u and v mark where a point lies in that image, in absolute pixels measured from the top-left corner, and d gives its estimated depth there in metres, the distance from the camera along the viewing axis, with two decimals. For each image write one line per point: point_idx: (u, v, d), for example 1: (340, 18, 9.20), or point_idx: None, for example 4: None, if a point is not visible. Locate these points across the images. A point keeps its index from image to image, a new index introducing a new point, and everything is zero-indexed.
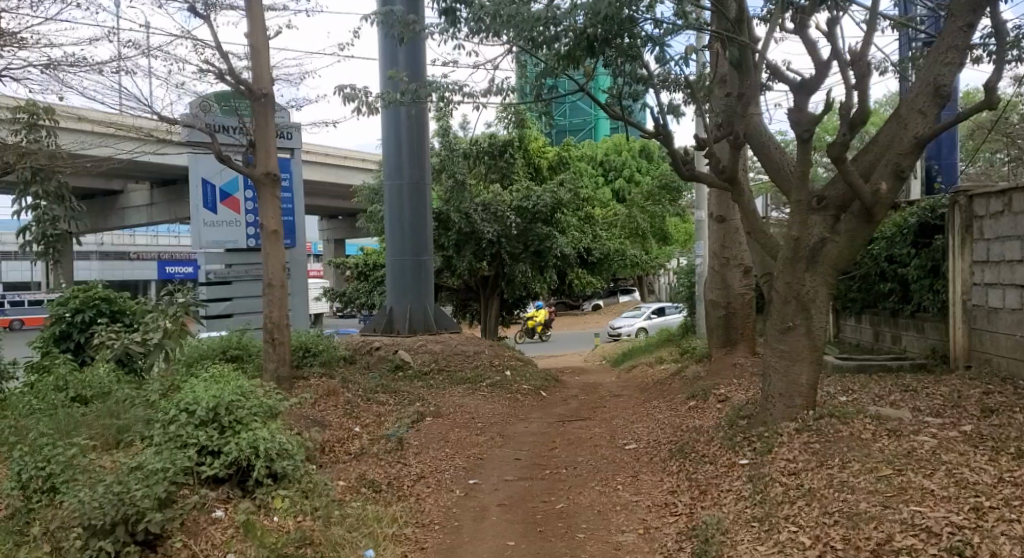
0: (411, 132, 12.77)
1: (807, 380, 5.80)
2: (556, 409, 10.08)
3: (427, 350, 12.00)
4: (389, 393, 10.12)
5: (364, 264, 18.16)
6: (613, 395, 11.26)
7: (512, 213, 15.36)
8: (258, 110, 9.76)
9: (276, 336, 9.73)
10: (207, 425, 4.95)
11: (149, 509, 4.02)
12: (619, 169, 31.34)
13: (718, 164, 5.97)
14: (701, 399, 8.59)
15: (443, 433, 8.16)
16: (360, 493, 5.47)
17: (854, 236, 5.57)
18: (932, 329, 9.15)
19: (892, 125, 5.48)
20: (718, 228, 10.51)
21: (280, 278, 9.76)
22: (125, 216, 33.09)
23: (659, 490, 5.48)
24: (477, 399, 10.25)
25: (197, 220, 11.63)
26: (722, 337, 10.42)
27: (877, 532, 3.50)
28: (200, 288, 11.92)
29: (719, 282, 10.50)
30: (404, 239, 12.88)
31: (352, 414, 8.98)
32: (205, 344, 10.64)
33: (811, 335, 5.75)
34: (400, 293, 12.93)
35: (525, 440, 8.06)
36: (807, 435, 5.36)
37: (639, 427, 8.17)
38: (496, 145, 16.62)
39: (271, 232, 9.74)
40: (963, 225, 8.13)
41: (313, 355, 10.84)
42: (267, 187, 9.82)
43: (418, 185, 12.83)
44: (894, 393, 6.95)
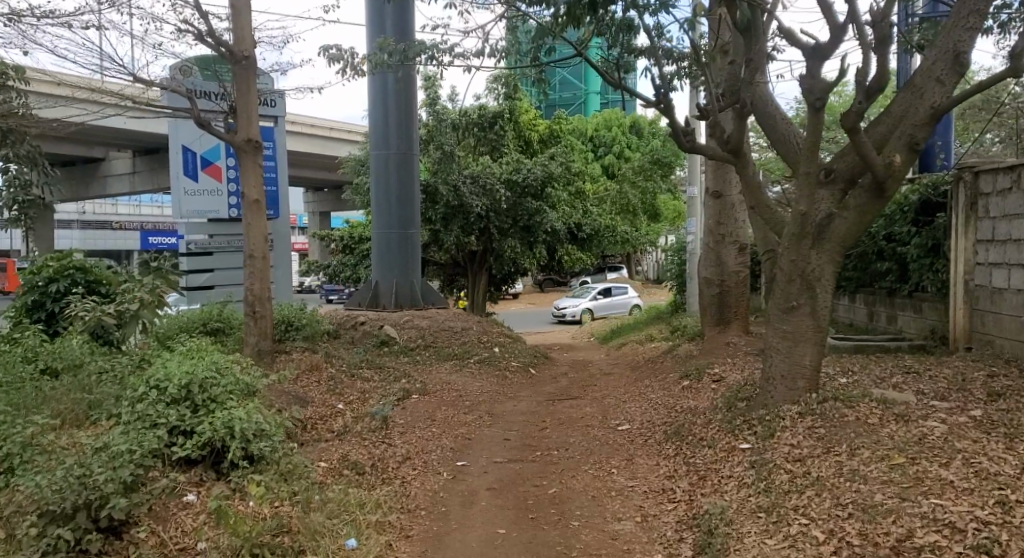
0: (399, 99, 12.36)
1: (811, 362, 5.55)
2: (545, 388, 9.86)
3: (414, 326, 11.71)
4: (373, 369, 9.86)
5: (349, 237, 17.79)
6: (602, 373, 11.05)
7: (501, 186, 15.01)
8: (239, 74, 9.35)
9: (257, 309, 9.41)
10: (179, 404, 4.66)
11: (113, 493, 3.70)
12: (609, 145, 31.02)
13: (723, 135, 5.65)
14: (695, 378, 8.38)
15: (430, 411, 7.92)
16: (342, 475, 5.20)
17: (864, 212, 5.30)
18: (931, 310, 8.95)
19: (907, 95, 5.19)
20: (714, 203, 10.22)
21: (262, 250, 9.43)
22: (107, 185, 32.49)
23: (656, 475, 5.24)
24: (464, 376, 10.00)
25: (177, 189, 11.28)
26: (715, 316, 10.18)
27: (896, 527, 3.28)
28: (180, 258, 11.51)
29: (714, 260, 10.23)
30: (391, 211, 12.52)
31: (335, 391, 8.71)
32: (183, 317, 10.28)
33: (816, 315, 5.49)
34: (386, 267, 12.60)
35: (514, 419, 7.83)
36: (812, 419, 5.12)
37: (631, 407, 7.95)
38: (486, 116, 16.21)
39: (252, 201, 9.39)
40: (968, 202, 7.90)
41: (296, 330, 10.48)
42: (249, 155, 9.44)
43: (405, 155, 12.45)
44: (896, 375, 6.74)
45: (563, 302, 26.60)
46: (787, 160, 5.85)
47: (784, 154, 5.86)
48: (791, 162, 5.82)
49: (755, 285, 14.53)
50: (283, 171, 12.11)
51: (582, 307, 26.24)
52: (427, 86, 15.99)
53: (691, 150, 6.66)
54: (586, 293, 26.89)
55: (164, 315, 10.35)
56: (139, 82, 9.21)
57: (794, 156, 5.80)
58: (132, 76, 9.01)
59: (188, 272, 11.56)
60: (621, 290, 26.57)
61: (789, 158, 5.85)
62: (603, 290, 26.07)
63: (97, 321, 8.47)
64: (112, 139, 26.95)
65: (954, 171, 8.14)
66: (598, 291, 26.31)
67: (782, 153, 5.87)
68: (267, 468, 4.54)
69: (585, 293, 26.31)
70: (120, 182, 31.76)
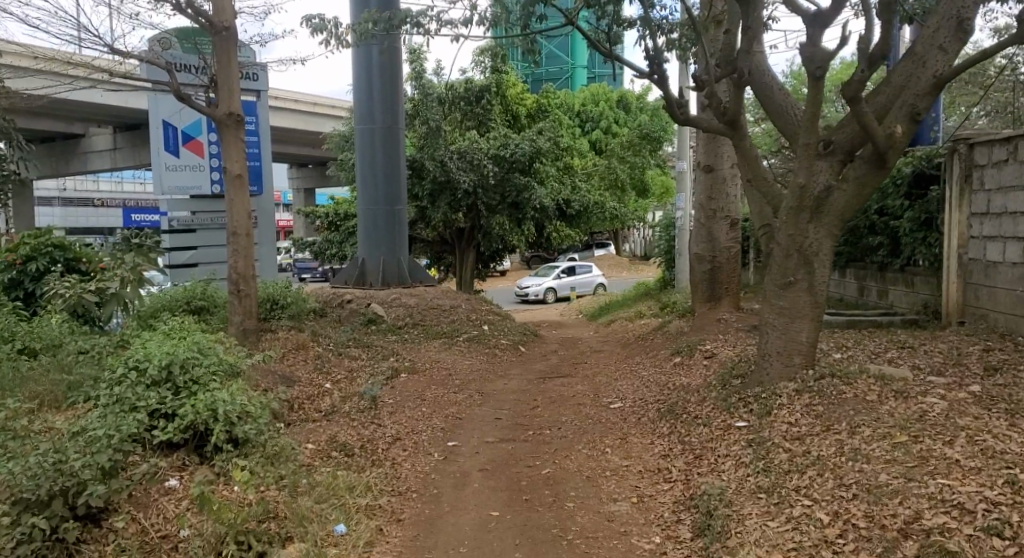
0: (384, 72, 12.10)
1: (808, 338, 5.45)
2: (536, 365, 9.76)
3: (402, 303, 11.55)
4: (361, 348, 9.74)
5: (334, 214, 17.54)
6: (593, 351, 10.96)
7: (489, 161, 14.80)
8: (219, 45, 9.08)
9: (241, 287, 9.22)
10: (159, 385, 4.50)
11: (91, 480, 3.55)
12: (596, 120, 30.69)
13: (719, 106, 5.50)
14: (687, 355, 8.29)
15: (419, 391, 7.79)
16: (331, 457, 5.07)
17: (863, 184, 5.19)
18: (924, 284, 8.89)
19: (908, 64, 5.06)
20: (705, 178, 10.08)
21: (245, 226, 9.22)
22: (87, 161, 31.96)
23: (650, 454, 5.14)
24: (453, 355, 9.88)
25: (158, 164, 11.07)
26: (706, 292, 10.08)
27: (903, 508, 3.20)
28: (163, 236, 11.25)
29: (705, 235, 10.11)
30: (377, 187, 12.30)
31: (323, 370, 8.57)
32: (165, 296, 10.07)
33: (813, 291, 5.39)
34: (373, 243, 12.40)
35: (505, 398, 7.72)
36: (809, 396, 5.02)
37: (623, 385, 7.85)
38: (473, 90, 16.02)
39: (235, 177, 9.17)
40: (962, 175, 7.80)
41: (282, 309, 10.29)
42: (230, 129, 9.20)
43: (391, 130, 12.21)
44: (891, 350, 6.68)
45: (525, 281, 25.82)
46: (784, 132, 5.72)
47: (782, 126, 5.73)
48: (788, 134, 5.68)
49: (745, 260, 14.51)
50: (267, 146, 11.86)
51: (546, 286, 25.61)
52: (412, 60, 15.70)
53: (685, 123, 6.50)
54: (550, 272, 26.18)
55: (147, 293, 10.14)
56: (116, 54, 8.92)
57: (791, 127, 5.67)
58: (109, 48, 8.73)
59: (171, 250, 11.35)
60: (586, 268, 25.99)
61: (786, 129, 5.71)
62: (568, 268, 25.49)
63: (76, 300, 8.26)
64: (91, 114, 26.45)
65: (949, 143, 8.03)
66: (562, 270, 25.69)
67: (779, 124, 5.73)
68: (251, 451, 4.39)
69: (549, 271, 25.58)
70: (101, 159, 31.26)
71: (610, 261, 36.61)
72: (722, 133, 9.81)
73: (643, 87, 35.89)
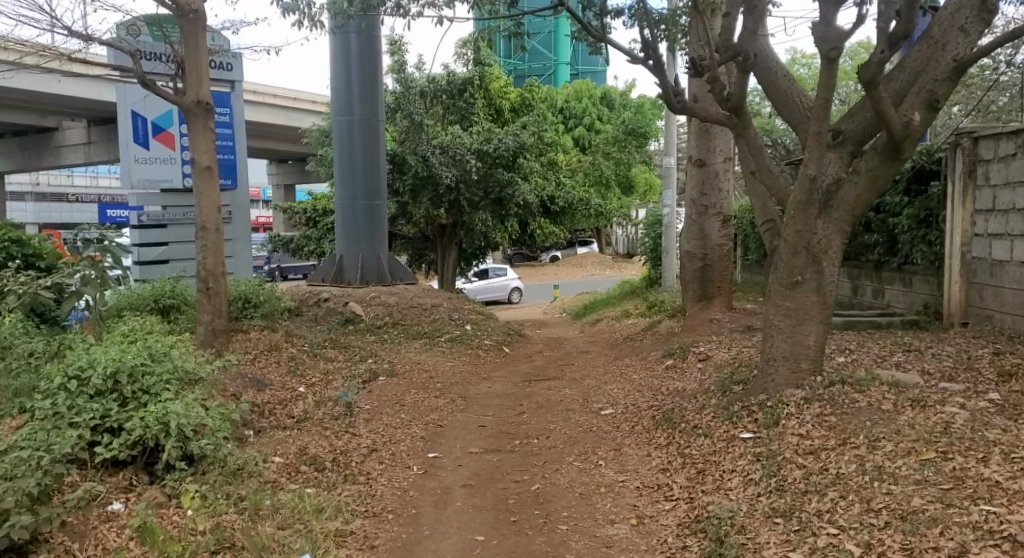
0: (364, 61, 11.63)
1: (815, 341, 5.10)
2: (520, 367, 9.36)
3: (381, 302, 11.11)
4: (338, 349, 9.30)
5: (313, 209, 17.02)
6: (579, 351, 10.58)
7: (472, 156, 14.32)
8: (187, 28, 8.57)
9: (210, 285, 8.74)
10: (105, 396, 4.05)
11: (15, 509, 3.07)
12: (579, 116, 29.92)
13: (723, 93, 5.10)
14: (680, 356, 7.93)
15: (398, 395, 7.37)
16: (300, 472, 4.64)
17: (876, 176, 4.84)
18: (922, 284, 8.58)
19: (926, 46, 4.69)
20: (697, 172, 9.71)
21: (215, 221, 8.74)
22: (61, 155, 31.14)
23: (648, 468, 4.74)
24: (434, 356, 9.44)
25: (126, 157, 10.56)
26: (697, 291, 9.73)
27: (945, 542, 2.87)
28: (130, 231, 10.68)
29: (696, 232, 9.76)
30: (355, 181, 11.83)
31: (296, 373, 8.16)
32: (131, 294, 9.55)
33: (821, 290, 5.03)
34: (351, 240, 11.94)
35: (489, 403, 7.30)
36: (820, 405, 4.65)
37: (613, 390, 7.47)
38: (456, 83, 15.61)
39: (203, 168, 8.68)
40: (966, 169, 7.48)
41: (254, 308, 9.74)
42: (199, 118, 8.69)
43: (371, 122, 11.72)
44: (897, 353, 6.32)
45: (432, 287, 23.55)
46: (790, 121, 5.36)
47: (786, 115, 5.36)
48: (794, 123, 5.32)
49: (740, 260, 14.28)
50: (241, 139, 11.35)
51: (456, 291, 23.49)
52: (393, 51, 15.22)
53: (682, 112, 6.15)
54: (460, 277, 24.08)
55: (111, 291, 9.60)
56: (76, 37, 8.40)
57: (797, 117, 5.31)
58: (67, 30, 8.20)
59: (139, 246, 10.81)
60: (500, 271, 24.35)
61: (791, 118, 5.36)
62: (481, 271, 23.77)
63: (31, 297, 7.70)
64: (63, 107, 25.68)
65: (952, 138, 7.70)
66: (474, 273, 23.82)
67: (785, 113, 5.36)
68: (209, 468, 3.95)
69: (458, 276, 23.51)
70: (75, 153, 30.45)
71: (594, 259, 36.19)
72: (714, 125, 9.46)
73: (626, 84, 35.38)
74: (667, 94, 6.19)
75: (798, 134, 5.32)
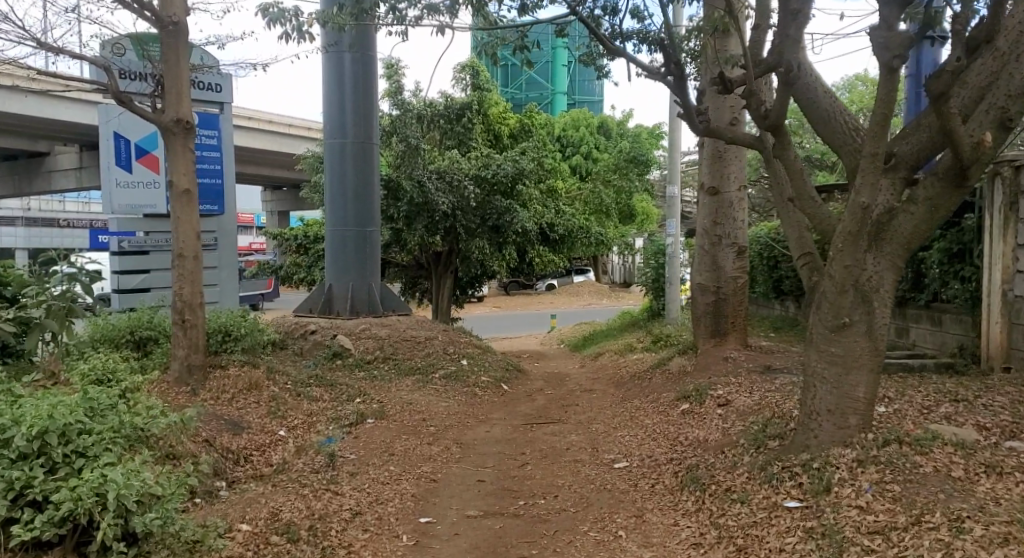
0: (358, 82, 11.07)
1: (865, 394, 4.47)
2: (520, 408, 8.70)
3: (371, 335, 10.44)
4: (324, 388, 8.64)
5: (304, 236, 16.43)
6: (583, 389, 9.92)
7: (469, 182, 13.75)
8: (169, 45, 8.00)
9: (187, 318, 8.09)
10: (31, 461, 3.51)
11: None
12: (576, 146, 29.77)
13: (760, 109, 4.54)
14: (697, 401, 7.32)
15: (387, 442, 6.71)
16: (271, 545, 3.98)
17: (935, 207, 4.26)
18: (954, 323, 7.96)
19: (993, 58, 4.12)
20: (710, 201, 9.13)
21: (194, 250, 8.12)
22: (52, 181, 30.55)
23: (677, 541, 4.09)
24: (426, 394, 8.78)
25: (108, 180, 9.91)
26: (710, 327, 9.14)
27: None
28: (110, 257, 10.03)
29: (709, 263, 9.17)
30: (347, 207, 11.20)
31: (278, 415, 7.62)
32: (106, 325, 8.97)
33: (872, 334, 4.41)
34: (341, 268, 11.27)
35: (488, 451, 6.64)
36: (875, 470, 4.03)
37: (624, 437, 6.83)
38: (453, 107, 15.11)
39: (182, 193, 8.06)
40: (1008, 201, 6.86)
41: (235, 341, 9.04)
42: (178, 137, 8.07)
43: (364, 145, 11.14)
44: (943, 403, 5.67)
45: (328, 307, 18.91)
46: (830, 144, 4.80)
47: (826, 136, 4.80)
48: (834, 148, 4.76)
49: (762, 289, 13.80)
50: (229, 164, 10.75)
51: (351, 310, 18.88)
52: (389, 75, 14.69)
53: (705, 133, 5.60)
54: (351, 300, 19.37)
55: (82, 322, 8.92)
56: (45, 49, 7.64)
57: (840, 139, 4.75)
58: (36, 42, 7.44)
59: (119, 273, 10.15)
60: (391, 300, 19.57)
61: (831, 141, 4.79)
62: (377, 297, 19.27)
63: None
64: (54, 131, 25.16)
65: (991, 166, 7.11)
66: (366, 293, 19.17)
67: (826, 134, 4.79)
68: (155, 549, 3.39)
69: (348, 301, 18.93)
70: (65, 178, 29.83)
71: (592, 289, 35.64)
72: (730, 150, 8.91)
73: (623, 114, 35.15)
74: (687, 114, 5.65)
75: (840, 159, 4.76)
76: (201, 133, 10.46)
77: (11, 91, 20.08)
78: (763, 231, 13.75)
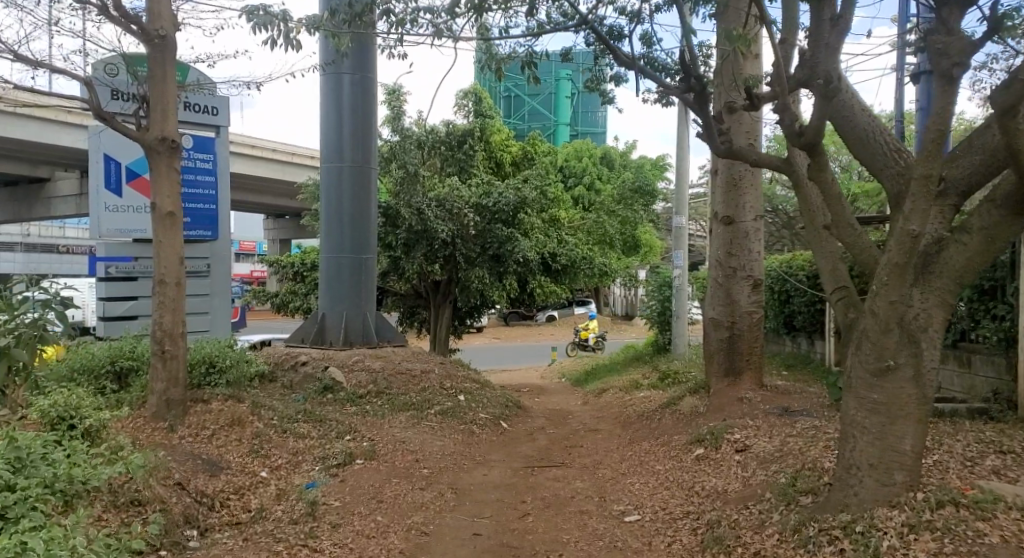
0: (357, 105, 10.66)
1: (913, 447, 3.94)
2: (520, 449, 8.16)
3: (365, 367, 9.90)
4: (312, 424, 8.12)
5: (300, 263, 15.96)
6: (588, 429, 9.38)
7: (470, 210, 13.34)
8: (155, 60, 7.60)
9: (167, 348, 7.60)
10: None
11: None
12: (579, 176, 29.49)
13: (794, 125, 4.11)
14: (712, 445, 6.81)
15: (375, 487, 6.18)
16: None
17: (992, 237, 3.78)
18: (984, 364, 7.42)
19: None
20: (723, 230, 8.68)
21: (177, 276, 7.65)
22: (51, 207, 30.18)
23: None
24: (420, 432, 8.22)
25: (96, 204, 9.56)
26: (723, 365, 8.64)
27: None
28: (96, 283, 9.53)
29: (723, 297, 8.69)
30: (343, 233, 10.74)
31: (259, 454, 7.15)
32: (86, 354, 8.49)
33: (920, 379, 3.90)
34: (335, 296, 10.78)
35: (485, 498, 6.11)
36: (931, 537, 3.53)
37: (634, 485, 6.30)
38: (455, 133, 14.76)
39: (166, 215, 7.61)
40: None
41: (220, 373, 8.54)
42: (162, 157, 7.64)
43: (361, 169, 10.71)
44: (990, 454, 5.11)
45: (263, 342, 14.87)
46: (869, 166, 4.34)
47: (864, 157, 4.34)
48: (873, 170, 4.30)
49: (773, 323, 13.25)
50: (223, 188, 10.30)
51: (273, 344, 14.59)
52: (390, 100, 14.32)
53: (728, 156, 5.16)
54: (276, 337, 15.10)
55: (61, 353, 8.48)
56: (22, 62, 7.25)
57: (881, 161, 4.29)
58: (13, 55, 7.06)
59: (106, 299, 9.64)
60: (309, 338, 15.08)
61: (870, 163, 4.34)
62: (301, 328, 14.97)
63: None
64: (55, 157, 24.95)
65: None
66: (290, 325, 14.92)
67: (865, 155, 4.34)
68: None
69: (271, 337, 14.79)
70: (65, 205, 29.57)
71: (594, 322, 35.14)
72: (745, 177, 8.50)
73: (626, 146, 34.94)
74: (708, 135, 5.21)
75: (881, 181, 4.29)
76: (194, 155, 10.04)
77: (10, 117, 19.85)
78: (774, 262, 13.24)
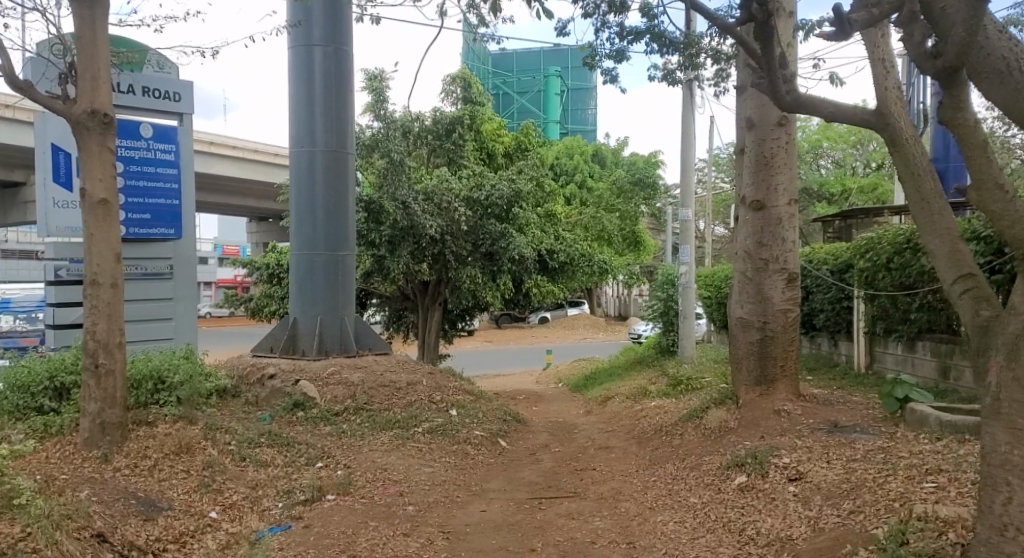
0: (330, 83, 9.43)
1: None
2: (522, 473, 6.97)
3: (342, 380, 8.64)
4: (277, 449, 6.89)
5: (275, 264, 14.70)
6: (599, 446, 8.20)
7: (460, 203, 12.11)
8: (83, 20, 6.30)
9: (101, 363, 6.34)
10: None
11: None
12: (570, 173, 28.37)
13: None
14: (757, 473, 5.62)
15: (347, 536, 4.95)
16: None
17: None
18: None
19: None
20: (753, 218, 7.49)
21: (113, 276, 6.37)
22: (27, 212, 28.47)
23: None
24: (405, 456, 6.99)
25: (43, 199, 8.27)
26: (754, 374, 7.44)
27: None
28: (49, 288, 8.27)
29: (753, 294, 7.50)
30: (316, 227, 9.49)
31: (210, 490, 5.89)
32: (22, 369, 7.25)
33: None
34: (308, 299, 9.53)
35: (485, 546, 4.91)
36: None
37: (669, 526, 5.11)
38: (442, 121, 13.43)
39: (97, 203, 6.32)
40: None
41: (171, 390, 7.30)
42: (93, 134, 6.34)
43: (337, 155, 9.49)
44: None
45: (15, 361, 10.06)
46: None
47: None
48: None
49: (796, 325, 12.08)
50: (187, 181, 8.97)
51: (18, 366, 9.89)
52: (371, 85, 13.03)
53: (794, 110, 4.01)
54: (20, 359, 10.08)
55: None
56: None
57: None
58: None
59: (56, 306, 8.32)
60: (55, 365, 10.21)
61: None
62: None
63: None
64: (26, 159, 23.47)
65: None
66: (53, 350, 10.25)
67: None
68: None
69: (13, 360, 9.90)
70: None
71: (586, 323, 34.08)
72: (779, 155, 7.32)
73: (618, 141, 33.69)
74: (769, 82, 4.02)
75: None
76: (154, 145, 8.67)
77: None
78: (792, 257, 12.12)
